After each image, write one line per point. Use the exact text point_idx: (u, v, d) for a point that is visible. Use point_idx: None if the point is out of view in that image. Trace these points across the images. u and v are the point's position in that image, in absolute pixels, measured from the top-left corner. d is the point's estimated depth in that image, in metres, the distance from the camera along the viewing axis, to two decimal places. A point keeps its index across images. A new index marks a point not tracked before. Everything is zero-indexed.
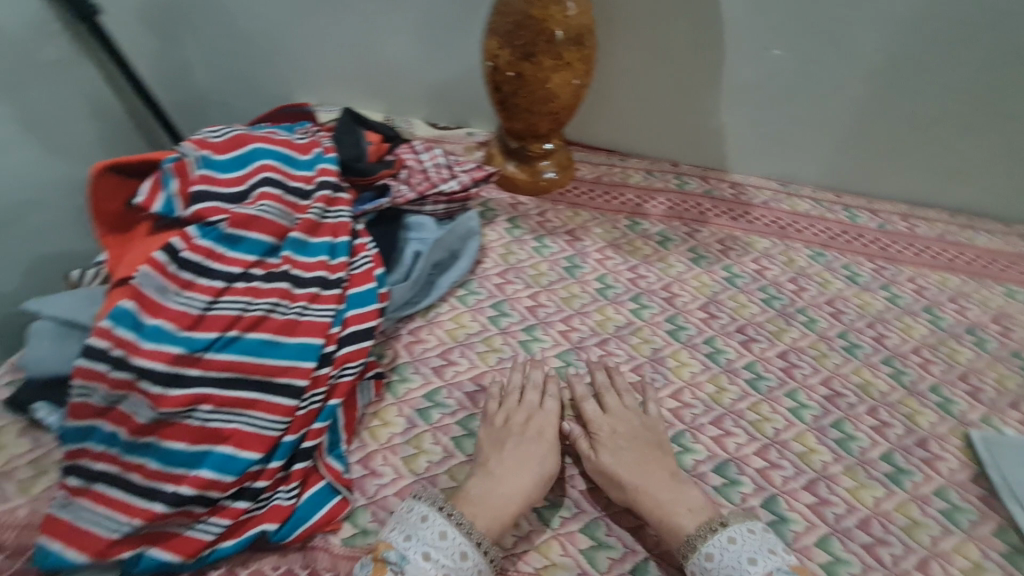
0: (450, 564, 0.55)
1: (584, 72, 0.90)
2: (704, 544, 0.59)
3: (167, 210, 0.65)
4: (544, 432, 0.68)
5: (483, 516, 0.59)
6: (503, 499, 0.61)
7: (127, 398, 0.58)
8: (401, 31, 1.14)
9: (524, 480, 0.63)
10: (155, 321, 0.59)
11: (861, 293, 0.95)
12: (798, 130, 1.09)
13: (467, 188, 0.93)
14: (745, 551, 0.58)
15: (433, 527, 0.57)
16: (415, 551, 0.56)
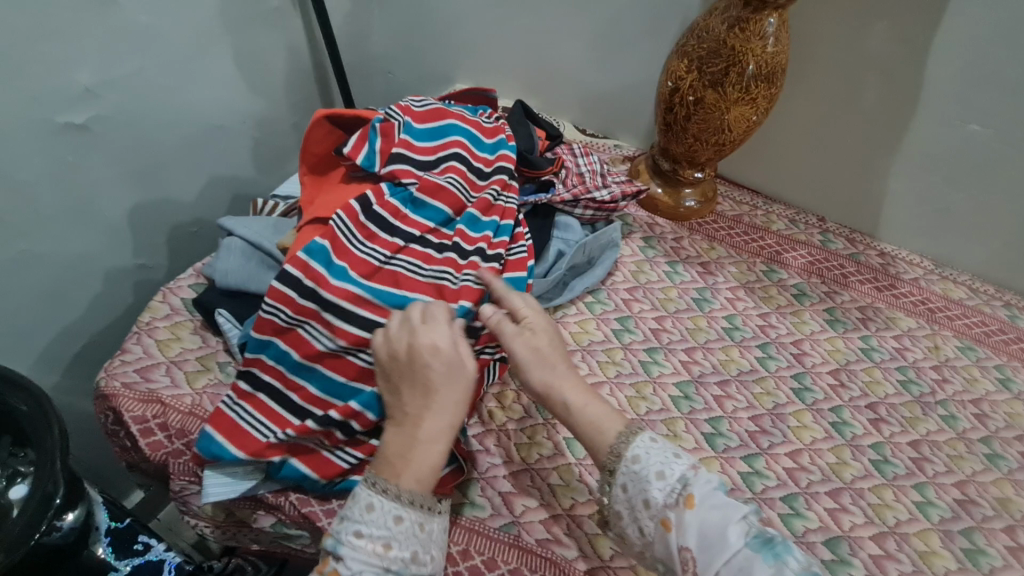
0: (386, 531, 0.52)
1: (764, 110, 0.90)
2: (626, 450, 0.56)
3: (366, 163, 0.71)
4: (441, 342, 0.58)
5: (412, 480, 0.54)
6: (428, 450, 0.55)
7: (305, 324, 0.64)
8: (573, 34, 1.16)
9: (445, 425, 0.56)
10: (342, 263, 0.65)
11: (1012, 401, 0.88)
12: (970, 212, 1.02)
13: (616, 201, 0.93)
14: (662, 447, 0.56)
15: (359, 505, 0.53)
16: (346, 532, 0.52)
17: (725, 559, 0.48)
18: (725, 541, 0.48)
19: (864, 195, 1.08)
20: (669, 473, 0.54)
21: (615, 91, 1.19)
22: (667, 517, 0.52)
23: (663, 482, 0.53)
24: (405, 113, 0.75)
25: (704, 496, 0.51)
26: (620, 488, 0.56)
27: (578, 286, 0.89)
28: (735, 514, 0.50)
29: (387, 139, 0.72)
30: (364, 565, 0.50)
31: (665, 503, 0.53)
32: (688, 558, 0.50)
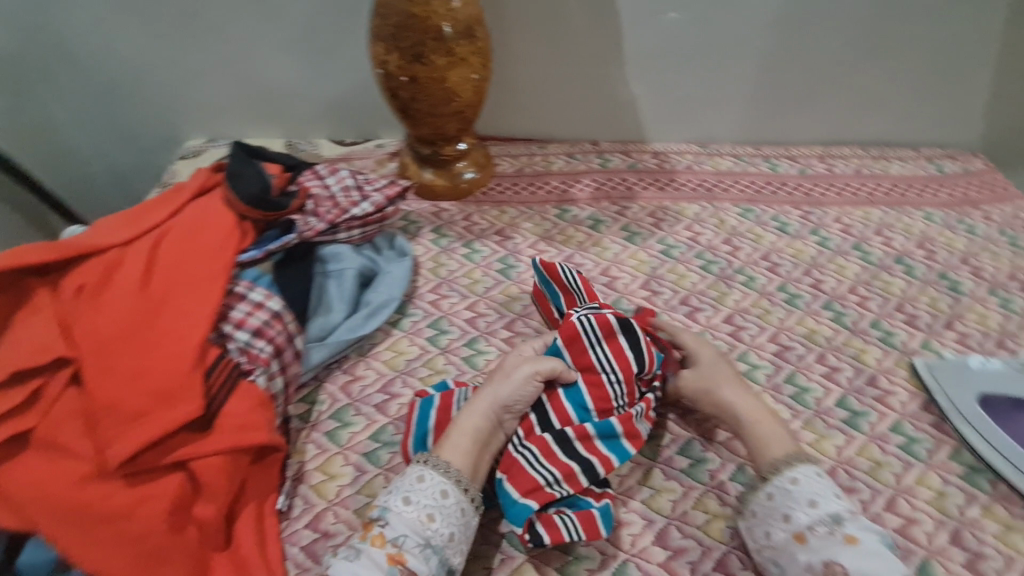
0: (433, 502, 0.56)
1: (482, 66, 0.86)
2: (787, 469, 0.60)
3: (556, 346, 0.71)
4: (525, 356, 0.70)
5: (453, 449, 0.60)
6: (467, 421, 0.63)
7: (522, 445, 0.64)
8: (280, 46, 1.06)
9: (492, 404, 0.64)
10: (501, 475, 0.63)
11: (793, 243, 0.96)
12: (707, 90, 1.09)
13: (383, 209, 0.87)
14: (825, 484, 0.59)
15: (410, 476, 0.59)
16: (394, 499, 0.57)
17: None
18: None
19: (619, 107, 1.11)
20: (826, 506, 0.57)
21: (351, 91, 1.11)
22: (805, 531, 0.56)
23: (816, 511, 0.57)
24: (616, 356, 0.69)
25: (867, 540, 0.54)
26: (767, 496, 0.60)
27: (381, 303, 0.80)
28: (896, 567, 0.53)
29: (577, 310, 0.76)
30: (408, 531, 0.55)
31: (814, 526, 0.56)
32: (840, 571, 0.53)
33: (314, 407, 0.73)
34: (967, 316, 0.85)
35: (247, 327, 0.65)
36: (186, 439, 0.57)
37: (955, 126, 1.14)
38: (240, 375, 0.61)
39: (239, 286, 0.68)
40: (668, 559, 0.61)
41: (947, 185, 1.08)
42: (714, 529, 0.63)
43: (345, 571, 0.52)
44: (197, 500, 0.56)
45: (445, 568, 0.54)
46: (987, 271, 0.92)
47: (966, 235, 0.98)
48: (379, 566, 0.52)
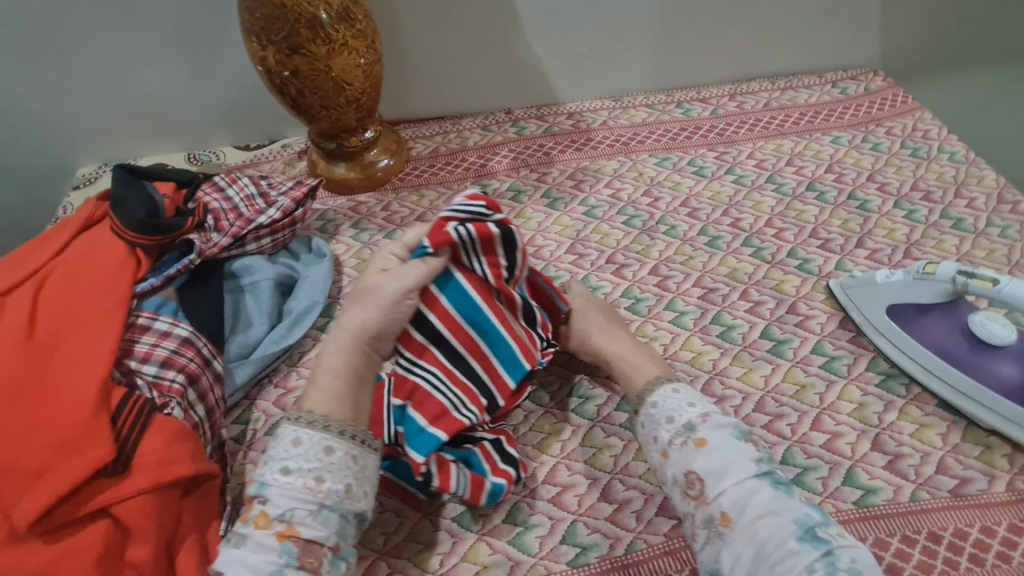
0: (317, 464, 0.51)
1: (368, 49, 0.83)
2: (649, 395, 0.62)
3: (421, 248, 0.63)
4: (374, 265, 0.64)
5: (309, 390, 0.57)
6: (327, 361, 0.58)
7: (416, 367, 0.63)
8: (156, 54, 0.99)
9: (344, 333, 0.60)
10: (399, 401, 0.62)
11: (710, 185, 0.98)
12: (610, 43, 1.08)
13: (291, 214, 0.82)
14: (681, 397, 0.60)
15: (285, 441, 0.53)
16: (272, 471, 0.51)
17: (739, 477, 0.52)
18: (738, 469, 0.53)
19: (526, 72, 1.10)
20: (680, 419, 0.58)
21: (245, 92, 1.05)
22: (666, 448, 0.57)
23: (673, 425, 0.58)
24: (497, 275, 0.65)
25: (719, 438, 0.55)
26: (640, 425, 0.61)
27: (304, 310, 0.77)
28: (745, 454, 0.54)
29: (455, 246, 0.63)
30: (297, 500, 0.50)
31: (672, 440, 0.57)
32: (695, 478, 0.54)
33: (249, 427, 0.70)
34: (876, 232, 0.89)
35: (154, 359, 0.64)
36: (103, 484, 0.54)
37: (853, 48, 1.16)
38: (153, 410, 0.59)
39: (140, 318, 0.67)
40: (614, 513, 0.63)
41: (852, 106, 1.11)
42: (655, 476, 0.65)
43: (233, 560, 0.48)
44: (129, 545, 0.54)
45: (343, 526, 0.51)
46: (893, 185, 0.96)
47: (871, 152, 1.01)
48: (269, 548, 0.48)
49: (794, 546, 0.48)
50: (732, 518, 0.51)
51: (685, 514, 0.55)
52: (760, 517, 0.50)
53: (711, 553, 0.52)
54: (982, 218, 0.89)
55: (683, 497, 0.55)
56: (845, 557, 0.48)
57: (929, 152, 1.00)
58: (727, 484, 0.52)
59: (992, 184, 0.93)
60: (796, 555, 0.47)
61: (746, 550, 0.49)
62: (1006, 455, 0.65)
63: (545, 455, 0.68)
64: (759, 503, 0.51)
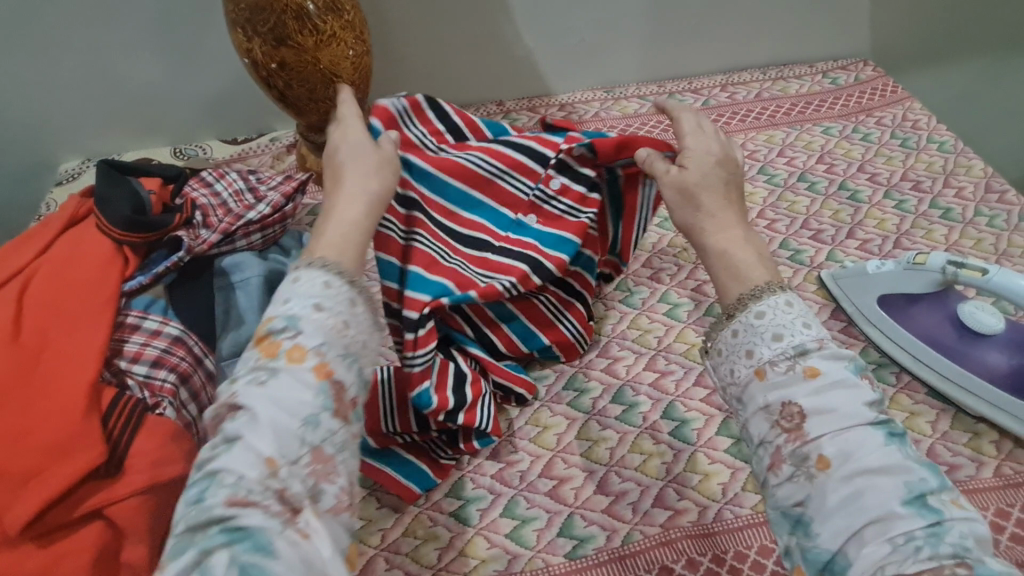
0: (345, 308, 0.45)
1: (356, 41, 0.81)
2: (756, 303, 0.47)
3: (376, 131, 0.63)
4: (357, 131, 0.58)
5: (321, 243, 0.49)
6: (349, 216, 0.51)
7: (411, 234, 0.64)
8: (138, 46, 0.97)
9: (360, 194, 0.53)
10: (392, 258, 0.63)
11: None
12: (602, 33, 1.07)
13: (281, 208, 0.80)
14: (798, 311, 0.47)
15: (311, 281, 0.46)
16: (299, 307, 0.44)
17: (842, 425, 0.42)
18: (854, 411, 0.42)
19: (517, 62, 1.09)
20: (793, 339, 0.45)
21: (230, 84, 1.03)
22: (766, 367, 0.45)
23: (780, 344, 0.45)
24: (443, 140, 0.70)
25: (835, 371, 0.44)
26: (732, 330, 0.48)
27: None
28: (862, 397, 0.43)
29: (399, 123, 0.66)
30: (329, 337, 0.43)
31: (774, 361, 0.45)
32: (796, 411, 0.43)
33: None
34: (867, 222, 0.89)
35: (145, 359, 0.63)
36: (95, 486, 0.54)
37: (844, 37, 1.16)
38: (145, 410, 0.58)
39: (129, 317, 0.66)
40: (611, 504, 0.63)
41: (842, 95, 1.11)
42: (650, 467, 0.66)
43: (265, 396, 0.40)
44: (124, 546, 0.53)
45: (365, 381, 0.45)
46: (883, 175, 0.96)
47: (861, 143, 1.02)
48: (302, 382, 0.41)
49: (896, 509, 0.39)
50: (832, 463, 0.41)
51: (764, 444, 0.45)
52: (864, 470, 0.40)
53: (792, 494, 0.42)
54: (970, 207, 0.90)
55: (770, 428, 0.44)
56: (956, 528, 0.38)
57: (918, 142, 1.01)
58: (826, 431, 0.42)
59: (980, 174, 0.94)
60: (896, 517, 0.38)
61: (836, 503, 0.40)
62: (993, 442, 0.67)
63: (541, 449, 0.68)
64: (867, 454, 0.40)
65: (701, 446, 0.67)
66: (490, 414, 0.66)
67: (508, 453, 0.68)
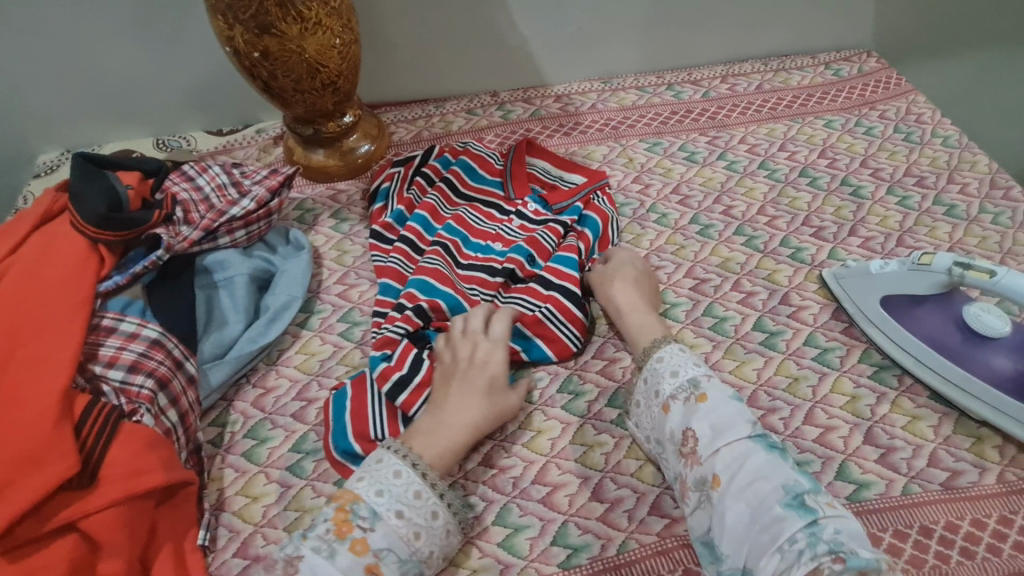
0: (422, 522, 0.55)
1: (344, 29, 0.78)
2: (654, 352, 0.65)
3: (397, 212, 0.83)
4: (501, 373, 0.64)
5: (421, 450, 0.59)
6: (454, 431, 0.60)
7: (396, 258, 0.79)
8: (116, 33, 0.93)
9: (476, 413, 0.62)
10: (385, 280, 0.77)
11: (701, 171, 0.95)
12: (599, 22, 1.04)
13: (267, 204, 0.78)
14: (686, 357, 0.64)
15: (407, 486, 0.56)
16: (386, 506, 0.54)
17: (732, 440, 0.56)
18: (734, 429, 0.56)
19: (512, 51, 1.05)
20: (685, 374, 0.61)
21: (214, 74, 1.00)
22: (669, 402, 0.60)
23: (677, 380, 0.61)
24: (437, 171, 0.88)
25: (718, 398, 0.59)
26: (643, 380, 0.64)
27: (282, 306, 0.73)
28: (744, 419, 0.57)
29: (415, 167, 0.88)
30: (393, 544, 0.53)
31: (674, 395, 0.60)
32: (692, 436, 0.57)
33: (226, 429, 0.67)
34: (869, 219, 0.87)
35: (122, 364, 0.60)
36: (67, 498, 0.51)
37: (847, 28, 1.13)
38: (120, 418, 0.56)
39: (105, 319, 0.63)
40: (606, 512, 0.61)
41: (845, 88, 1.08)
42: (647, 474, 0.64)
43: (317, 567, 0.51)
44: (98, 560, 0.51)
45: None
46: (886, 170, 0.94)
47: (864, 137, 0.99)
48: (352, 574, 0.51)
49: (780, 512, 0.51)
50: (723, 480, 0.54)
51: (679, 474, 0.58)
52: (750, 481, 0.53)
53: (703, 516, 0.55)
54: (975, 204, 0.88)
55: (677, 454, 0.58)
56: (829, 526, 0.49)
57: (922, 136, 0.99)
58: (719, 445, 0.55)
59: (984, 170, 0.92)
60: (783, 522, 0.50)
61: (737, 514, 0.52)
62: (996, 447, 0.65)
63: (535, 454, 0.66)
64: (751, 467, 0.54)
65: None
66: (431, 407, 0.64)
67: (500, 458, 0.66)
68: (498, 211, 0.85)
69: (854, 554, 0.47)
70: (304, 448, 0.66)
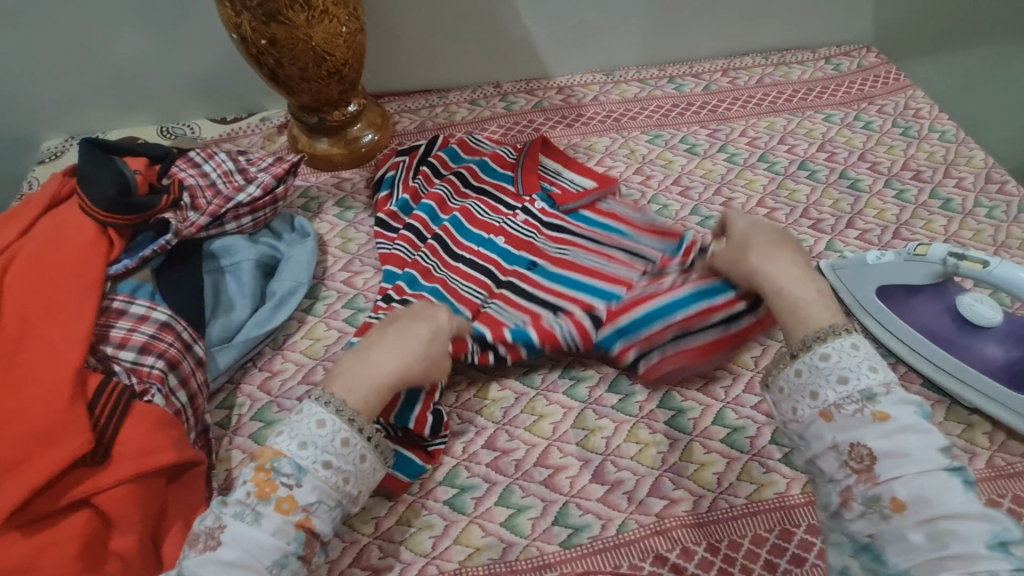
0: (351, 468, 0.53)
1: (350, 17, 0.79)
2: (819, 343, 0.53)
3: (402, 201, 0.85)
4: (444, 324, 0.62)
5: (344, 390, 0.55)
6: (382, 373, 0.57)
7: (399, 245, 0.80)
8: (122, 20, 0.94)
9: (405, 358, 0.58)
10: (387, 267, 0.79)
11: (702, 163, 0.96)
12: (602, 14, 1.05)
13: (272, 191, 0.79)
14: (862, 356, 0.52)
15: (333, 436, 0.53)
16: (313, 459, 0.51)
17: (922, 467, 0.47)
18: (925, 454, 0.48)
19: (515, 43, 1.06)
20: (858, 382, 0.51)
21: (218, 62, 1.00)
22: (832, 410, 0.51)
23: (845, 388, 0.51)
24: (443, 161, 0.90)
25: (903, 415, 0.49)
26: (795, 373, 0.53)
27: (288, 292, 0.74)
28: (932, 440, 0.49)
29: (420, 157, 0.89)
30: (321, 494, 0.51)
31: (840, 404, 0.51)
32: (866, 453, 0.49)
33: (233, 411, 0.68)
34: (867, 212, 0.88)
35: (132, 345, 0.61)
36: (82, 475, 0.53)
37: (847, 23, 1.14)
38: (132, 397, 0.57)
39: (116, 302, 0.64)
40: (606, 494, 0.63)
41: (844, 83, 1.09)
42: (646, 457, 0.65)
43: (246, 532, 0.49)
44: (111, 536, 0.52)
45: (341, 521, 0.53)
46: (884, 164, 0.95)
47: (863, 131, 1.01)
48: (284, 534, 0.49)
49: (979, 550, 0.44)
50: (906, 506, 0.47)
51: (835, 482, 0.50)
52: (944, 514, 0.45)
53: (865, 528, 0.48)
54: (970, 198, 0.89)
55: (840, 467, 0.50)
56: None
57: (920, 131, 1.00)
58: (909, 471, 0.47)
59: (980, 164, 0.93)
60: (976, 556, 0.44)
61: (920, 541, 0.45)
62: (987, 433, 0.67)
63: (537, 438, 0.67)
64: (946, 499, 0.46)
65: (698, 436, 0.67)
66: None
67: (503, 441, 0.67)
68: (501, 201, 0.85)
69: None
70: None
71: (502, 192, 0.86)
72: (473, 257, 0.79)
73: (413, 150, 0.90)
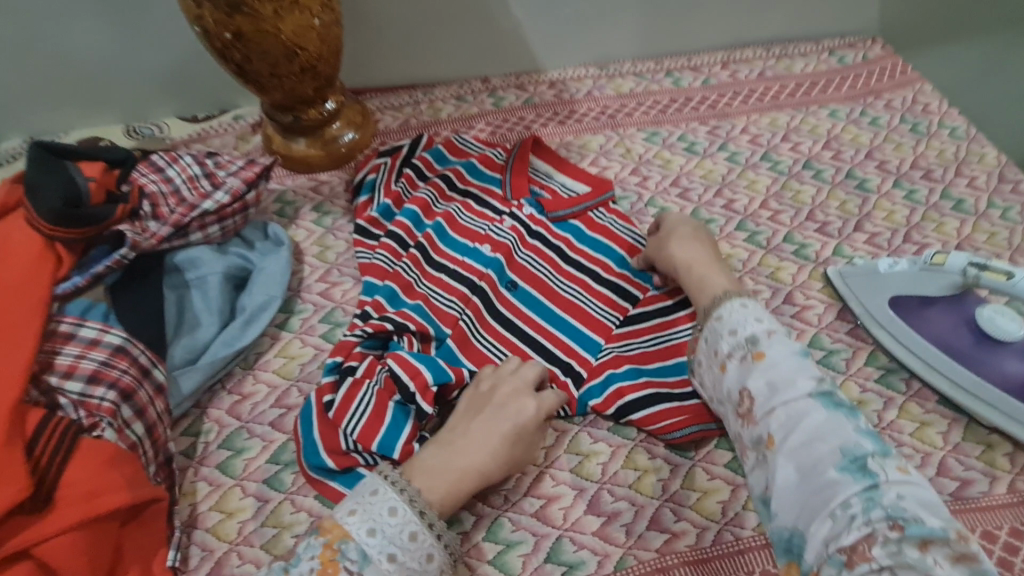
0: (417, 567, 0.50)
1: (323, 8, 0.73)
2: (715, 309, 0.61)
3: (383, 206, 0.79)
4: (530, 421, 0.58)
5: (425, 484, 0.53)
6: (464, 465, 0.55)
7: (380, 254, 0.75)
8: (80, 11, 0.87)
9: (488, 452, 0.56)
10: (367, 279, 0.73)
11: (702, 163, 0.91)
12: (595, 4, 0.99)
13: (242, 197, 0.73)
14: (749, 311, 0.60)
15: (403, 526, 0.50)
16: (379, 549, 0.49)
17: (790, 397, 0.52)
18: (796, 384, 0.53)
19: (503, 35, 1.00)
20: (744, 332, 0.58)
21: (187, 57, 0.94)
22: (726, 362, 0.58)
23: (736, 339, 0.58)
24: (428, 163, 0.84)
25: (778, 353, 0.55)
26: (703, 340, 0.61)
27: (259, 307, 0.69)
28: (805, 373, 0.53)
29: (403, 158, 0.84)
30: None
31: (732, 353, 0.58)
32: (747, 395, 0.55)
33: (200, 439, 0.63)
34: (875, 214, 0.84)
35: (80, 374, 0.56)
36: (22, 524, 0.47)
37: (852, 13, 1.09)
38: (79, 433, 0.52)
39: (63, 324, 0.59)
40: (602, 526, 0.58)
41: (849, 76, 1.04)
42: (645, 485, 0.61)
43: None
44: None
45: None
46: (892, 163, 0.90)
47: (870, 127, 0.96)
48: None
49: (835, 476, 0.47)
50: (777, 441, 0.51)
51: (737, 437, 0.56)
52: (805, 441, 0.50)
53: (760, 480, 0.52)
54: (983, 198, 0.85)
55: (732, 414, 0.57)
56: (890, 493, 0.45)
57: (929, 127, 0.95)
58: (777, 404, 0.52)
59: (993, 162, 0.89)
60: (837, 485, 0.47)
61: (788, 472, 0.50)
62: (1007, 455, 0.63)
63: (528, 464, 0.62)
64: (808, 426, 0.50)
65: (700, 461, 0.62)
66: (362, 419, 0.60)
67: None
68: (488, 206, 0.80)
69: (915, 524, 0.43)
70: (282, 458, 0.62)
71: (490, 196, 0.81)
72: (458, 267, 0.73)
73: (395, 150, 0.84)
